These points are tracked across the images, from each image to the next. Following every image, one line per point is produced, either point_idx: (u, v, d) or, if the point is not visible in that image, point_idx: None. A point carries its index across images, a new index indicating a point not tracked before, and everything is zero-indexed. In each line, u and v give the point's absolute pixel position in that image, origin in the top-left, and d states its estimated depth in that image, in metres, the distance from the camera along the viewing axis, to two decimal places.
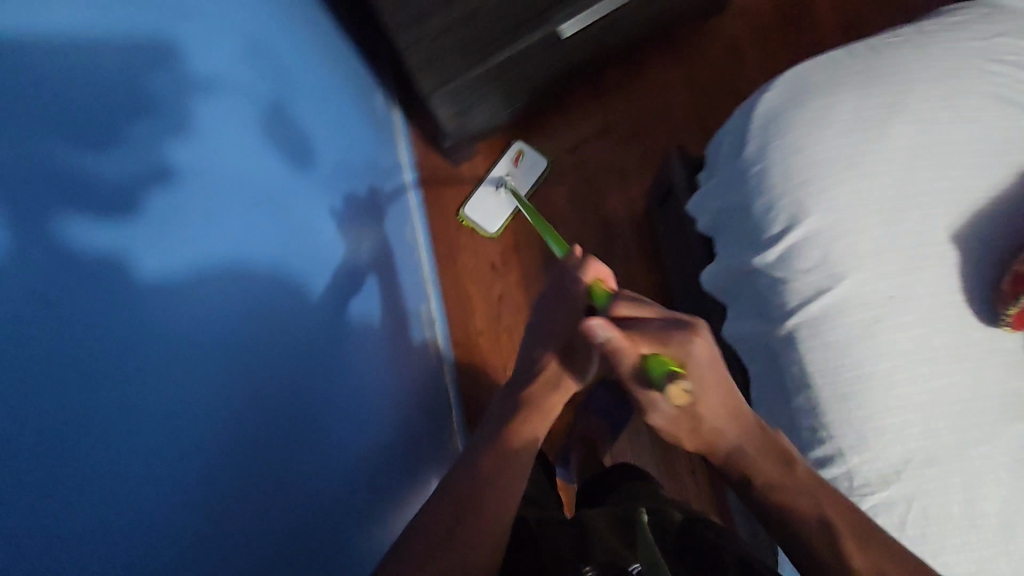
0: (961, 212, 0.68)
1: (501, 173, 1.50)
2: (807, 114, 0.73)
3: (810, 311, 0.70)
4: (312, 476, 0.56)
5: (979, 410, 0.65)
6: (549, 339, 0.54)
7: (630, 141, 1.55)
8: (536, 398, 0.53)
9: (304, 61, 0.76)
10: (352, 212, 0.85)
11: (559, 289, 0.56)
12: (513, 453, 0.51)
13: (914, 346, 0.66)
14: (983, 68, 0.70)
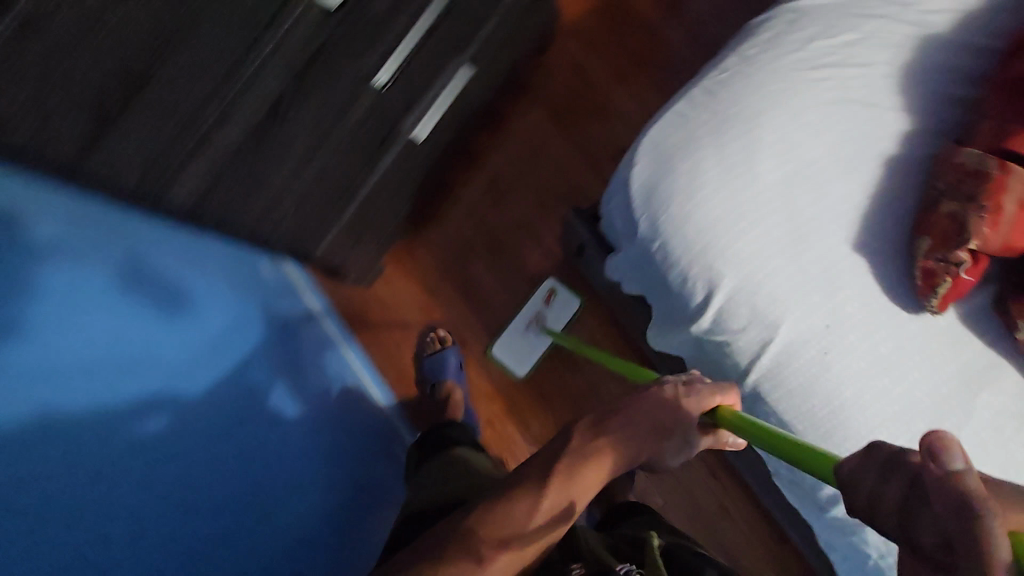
0: (853, 221, 0.69)
1: (534, 314, 1.50)
2: (678, 179, 0.73)
3: (764, 365, 0.70)
4: (245, 504, 0.97)
5: (943, 393, 0.68)
6: (623, 422, 0.66)
7: (523, 195, 1.56)
8: (605, 452, 0.64)
9: (159, 239, 1.02)
10: (221, 347, 1.12)
11: (663, 398, 0.68)
12: (571, 486, 0.61)
13: (865, 363, 0.68)
14: (813, 79, 0.72)
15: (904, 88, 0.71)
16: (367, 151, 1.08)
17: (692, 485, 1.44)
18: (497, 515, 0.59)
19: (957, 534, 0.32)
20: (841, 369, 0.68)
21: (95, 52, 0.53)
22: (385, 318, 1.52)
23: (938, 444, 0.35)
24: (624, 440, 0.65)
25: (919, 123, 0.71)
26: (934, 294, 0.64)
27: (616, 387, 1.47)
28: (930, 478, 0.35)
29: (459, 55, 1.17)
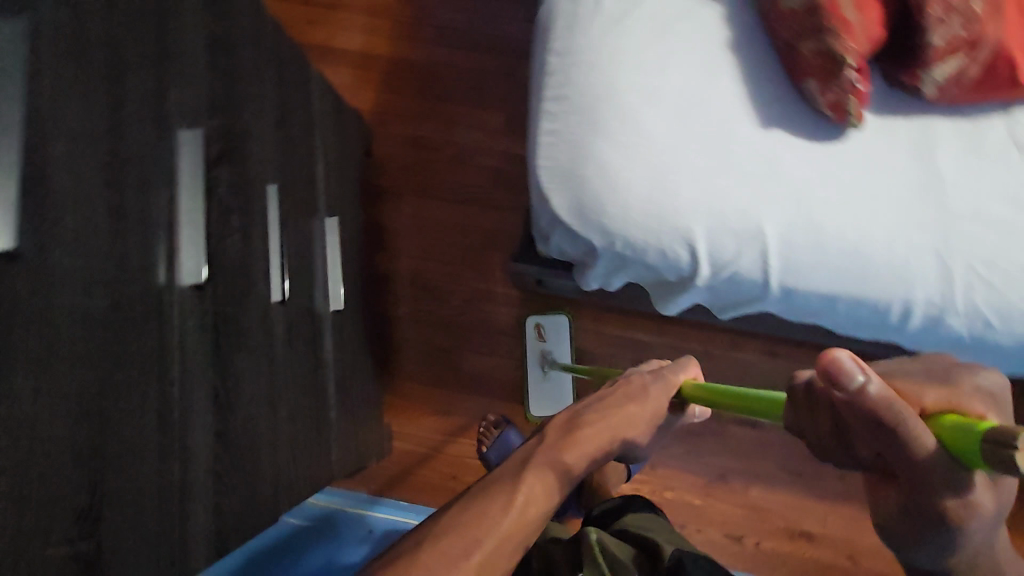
0: (746, 107, 0.71)
1: (537, 356, 1.48)
2: (593, 181, 0.72)
3: (776, 266, 0.70)
4: None
5: (923, 175, 0.69)
6: (580, 419, 0.75)
7: (451, 272, 1.55)
8: (585, 439, 0.72)
9: None
10: None
11: (630, 393, 0.81)
12: (551, 463, 0.67)
13: (845, 202, 0.69)
14: (626, 27, 0.74)
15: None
16: (310, 356, 1.04)
17: (775, 380, 1.44)
18: (480, 511, 0.59)
19: (894, 442, 0.39)
20: (837, 221, 0.69)
21: (38, 520, 0.47)
22: (419, 458, 1.48)
23: (833, 371, 0.39)
24: (603, 422, 0.76)
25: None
26: (848, 114, 0.67)
27: (651, 357, 1.47)
28: (850, 403, 0.39)
29: (316, 216, 1.14)
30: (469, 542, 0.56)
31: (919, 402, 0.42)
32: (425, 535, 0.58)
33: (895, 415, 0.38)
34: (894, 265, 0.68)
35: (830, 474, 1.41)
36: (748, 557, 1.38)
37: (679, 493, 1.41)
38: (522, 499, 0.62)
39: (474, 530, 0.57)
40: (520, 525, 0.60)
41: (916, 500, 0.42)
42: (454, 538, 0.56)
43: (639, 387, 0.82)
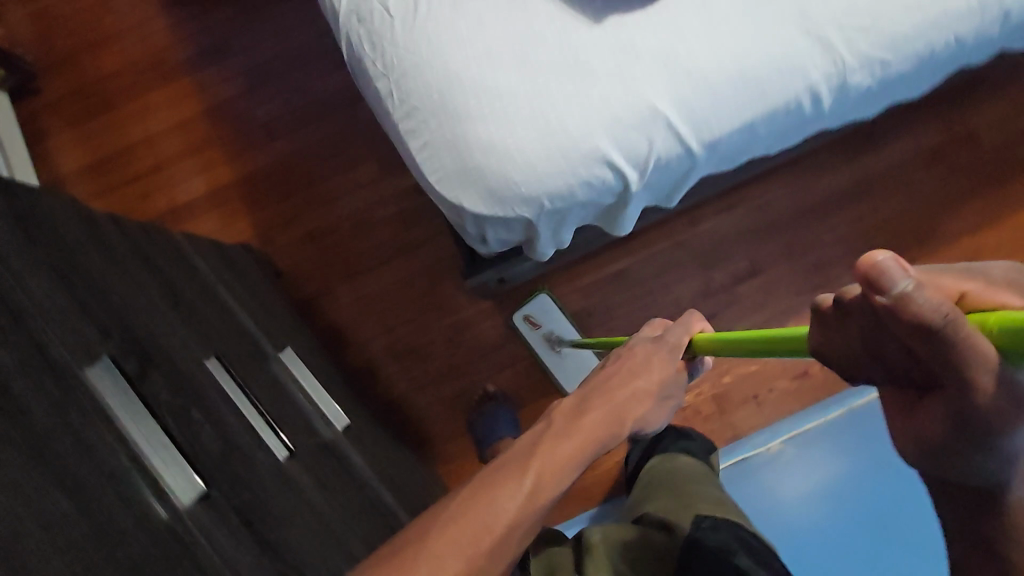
0: (572, 13, 0.70)
1: (545, 342, 1.46)
2: (487, 163, 0.70)
3: (686, 130, 0.70)
4: None
5: None
6: (593, 403, 0.69)
7: (420, 325, 1.51)
8: (592, 424, 0.66)
9: None
10: None
11: (638, 366, 0.76)
12: (557, 446, 0.62)
13: (707, 39, 0.68)
14: (424, 14, 0.71)
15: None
16: (351, 484, 0.99)
17: (745, 226, 1.47)
18: (488, 499, 0.55)
19: (948, 350, 0.30)
20: (711, 58, 0.68)
21: None
22: None
23: (871, 275, 0.30)
24: (607, 401, 0.70)
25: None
26: None
27: (635, 278, 1.48)
28: (891, 316, 0.31)
29: (270, 358, 1.09)
30: (474, 534, 0.52)
31: (955, 287, 0.33)
32: (441, 511, 0.54)
33: (946, 317, 0.29)
34: (781, 63, 0.69)
35: (838, 270, 1.46)
36: (824, 381, 1.42)
37: (735, 371, 1.42)
38: (528, 482, 0.57)
39: (484, 520, 0.53)
40: (526, 512, 0.55)
41: (968, 420, 0.32)
42: (464, 525, 0.52)
43: (645, 362, 0.77)
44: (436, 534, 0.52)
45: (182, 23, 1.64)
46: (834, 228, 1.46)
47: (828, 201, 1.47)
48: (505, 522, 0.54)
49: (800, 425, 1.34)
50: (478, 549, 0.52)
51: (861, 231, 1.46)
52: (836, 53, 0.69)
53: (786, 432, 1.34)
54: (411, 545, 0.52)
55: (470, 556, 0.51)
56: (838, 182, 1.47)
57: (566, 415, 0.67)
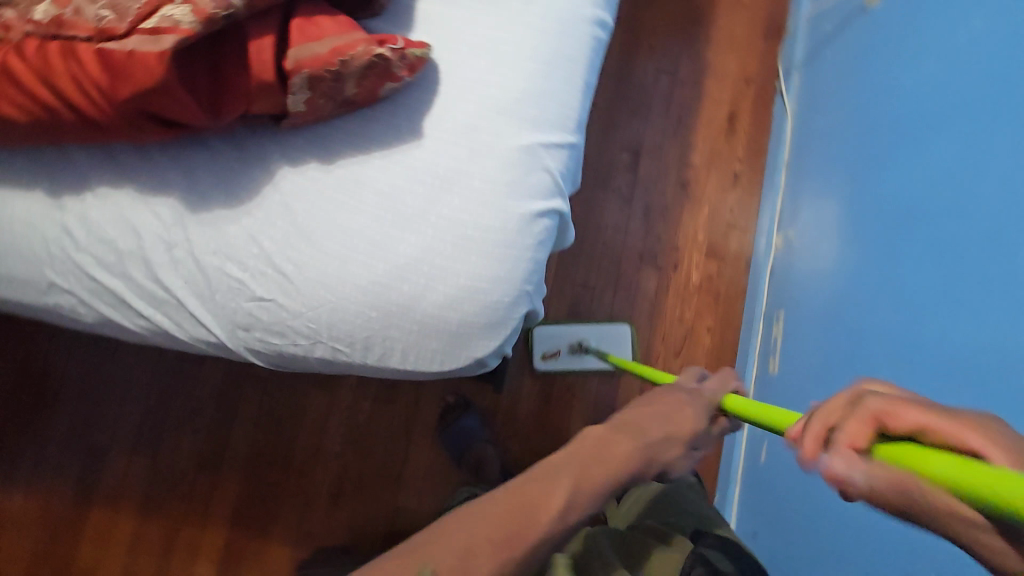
0: (397, 148, 0.67)
1: (577, 358, 1.46)
2: (465, 312, 0.67)
3: (558, 135, 0.71)
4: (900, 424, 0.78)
5: None
6: (636, 427, 0.60)
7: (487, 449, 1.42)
8: (620, 455, 0.57)
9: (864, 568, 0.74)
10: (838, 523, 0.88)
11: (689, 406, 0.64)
12: (592, 466, 0.55)
13: (502, 65, 0.69)
14: (294, 271, 0.65)
15: (237, 188, 0.66)
16: None
17: (595, 132, 1.54)
18: (514, 508, 0.50)
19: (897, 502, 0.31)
20: (520, 74, 0.69)
21: None
22: None
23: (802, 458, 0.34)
24: (635, 435, 0.59)
25: (261, 154, 0.66)
26: (422, 53, 0.63)
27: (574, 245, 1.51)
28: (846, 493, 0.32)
29: None
30: (508, 538, 0.49)
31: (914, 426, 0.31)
32: (462, 515, 0.50)
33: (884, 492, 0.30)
34: (562, 27, 0.71)
35: (679, 91, 1.57)
36: (751, 167, 1.57)
37: (700, 224, 1.54)
38: (562, 496, 0.52)
39: (522, 517, 0.50)
40: (557, 524, 0.51)
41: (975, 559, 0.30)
42: (500, 521, 0.49)
43: (676, 405, 0.64)
44: (461, 535, 0.48)
45: (10, 486, 1.33)
46: (647, 69, 1.57)
47: (621, 59, 1.57)
48: (530, 521, 0.50)
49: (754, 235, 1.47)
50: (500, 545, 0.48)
51: (663, 54, 1.57)
52: None
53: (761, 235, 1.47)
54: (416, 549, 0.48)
55: (496, 559, 0.47)
56: (614, 40, 1.57)
57: (598, 437, 0.58)
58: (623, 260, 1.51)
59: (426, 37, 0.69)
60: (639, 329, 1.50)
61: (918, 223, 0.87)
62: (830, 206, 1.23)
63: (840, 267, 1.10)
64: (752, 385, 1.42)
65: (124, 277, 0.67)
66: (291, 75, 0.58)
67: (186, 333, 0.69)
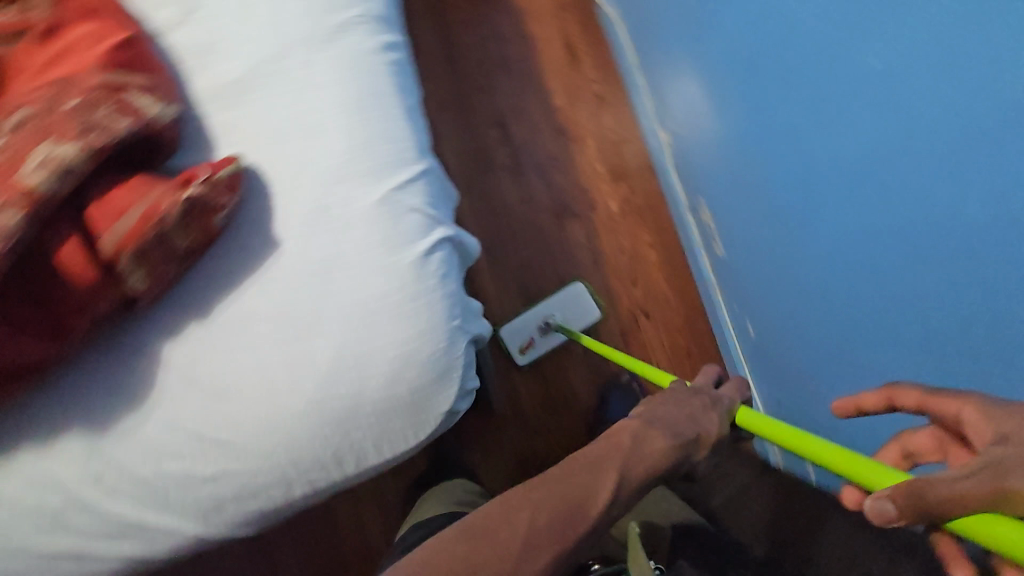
0: (263, 267, 0.64)
1: (549, 339, 1.37)
2: (411, 377, 0.66)
3: (405, 170, 0.69)
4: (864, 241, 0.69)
5: (252, 76, 0.67)
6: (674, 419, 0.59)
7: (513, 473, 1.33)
8: (655, 453, 0.56)
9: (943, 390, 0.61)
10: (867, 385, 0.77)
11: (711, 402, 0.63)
12: (637, 454, 0.55)
13: (318, 136, 0.66)
14: (229, 433, 0.62)
15: (131, 386, 0.62)
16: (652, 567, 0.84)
17: (457, 125, 1.50)
18: (564, 498, 0.53)
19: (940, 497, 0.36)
20: (340, 135, 0.67)
21: None
22: None
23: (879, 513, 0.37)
24: (669, 430, 0.57)
25: (137, 342, 0.62)
26: (231, 170, 0.60)
27: (491, 236, 1.44)
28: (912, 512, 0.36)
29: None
30: (563, 529, 0.52)
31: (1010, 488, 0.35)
32: (509, 508, 0.53)
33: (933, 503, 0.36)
34: (354, 70, 0.69)
35: (509, 48, 1.54)
36: (607, 82, 1.53)
37: (593, 155, 1.49)
38: (613, 482, 0.54)
39: (572, 509, 0.53)
40: (608, 509, 0.53)
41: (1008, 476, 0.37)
42: (550, 510, 0.52)
43: (702, 410, 0.61)
44: (510, 535, 0.52)
45: None
46: (472, 44, 1.54)
47: (444, 48, 1.54)
48: (576, 507, 0.53)
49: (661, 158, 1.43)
50: (551, 535, 0.52)
51: (479, 23, 1.55)
52: (354, 18, 0.70)
53: (660, 148, 1.42)
54: (471, 540, 0.52)
55: (558, 542, 0.52)
56: (429, 36, 1.54)
57: (634, 436, 0.57)
58: (541, 224, 1.45)
59: (234, 147, 0.66)
60: (589, 278, 1.44)
61: (754, 67, 0.88)
62: (686, 76, 1.19)
63: (716, 137, 1.10)
64: (711, 271, 1.35)
65: (68, 532, 0.62)
66: (116, 263, 0.54)
67: (162, 548, 0.65)
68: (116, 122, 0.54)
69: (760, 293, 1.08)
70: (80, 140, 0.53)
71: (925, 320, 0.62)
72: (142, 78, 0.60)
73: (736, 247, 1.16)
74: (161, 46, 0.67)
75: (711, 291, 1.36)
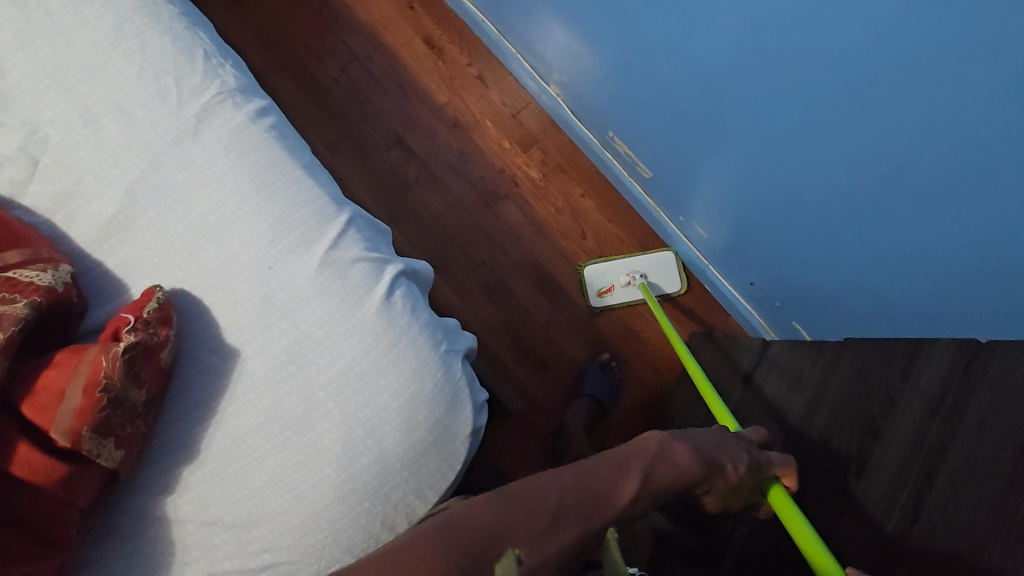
0: (232, 381, 0.60)
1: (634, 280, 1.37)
2: (427, 417, 0.63)
3: (329, 227, 0.66)
4: (772, 106, 0.72)
5: (131, 197, 0.62)
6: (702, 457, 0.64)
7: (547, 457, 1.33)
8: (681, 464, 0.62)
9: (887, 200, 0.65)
10: (823, 236, 0.80)
11: (720, 447, 0.67)
12: (659, 466, 0.61)
13: (228, 230, 0.62)
14: (273, 552, 0.58)
15: (147, 559, 0.57)
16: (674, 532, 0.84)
17: (354, 159, 1.45)
18: (592, 476, 0.56)
19: None
20: (249, 220, 0.63)
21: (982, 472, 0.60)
22: (691, 313, 1.39)
23: None
24: (693, 443, 0.66)
25: (134, 513, 0.57)
26: (159, 301, 0.56)
27: (433, 249, 1.42)
28: None
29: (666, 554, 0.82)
30: (593, 502, 0.54)
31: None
32: (530, 493, 0.54)
33: None
34: (237, 150, 0.65)
35: (374, 66, 1.49)
36: (480, 60, 1.50)
37: (495, 135, 1.47)
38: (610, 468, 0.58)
39: (596, 493, 0.55)
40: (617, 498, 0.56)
41: None
42: (578, 492, 0.54)
43: (721, 439, 0.68)
44: (541, 501, 0.53)
45: None
46: (335, 75, 1.49)
47: (310, 91, 1.48)
48: (599, 483, 0.56)
49: (560, 109, 1.41)
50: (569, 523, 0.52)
51: (334, 51, 1.50)
52: (213, 99, 0.66)
53: (554, 101, 1.42)
54: (490, 535, 0.50)
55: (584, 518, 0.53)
56: (290, 84, 1.48)
57: (661, 444, 0.63)
58: (476, 218, 1.43)
59: (148, 278, 0.61)
60: (540, 251, 1.42)
61: None
62: (550, 25, 1.19)
63: (601, 71, 1.10)
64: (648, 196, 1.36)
65: None
66: (79, 446, 0.49)
67: None
68: (13, 307, 0.50)
69: (703, 195, 1.07)
70: None
71: (883, 132, 0.60)
72: (18, 251, 0.54)
73: (663, 162, 1.15)
74: (24, 209, 0.61)
75: (654, 214, 1.36)
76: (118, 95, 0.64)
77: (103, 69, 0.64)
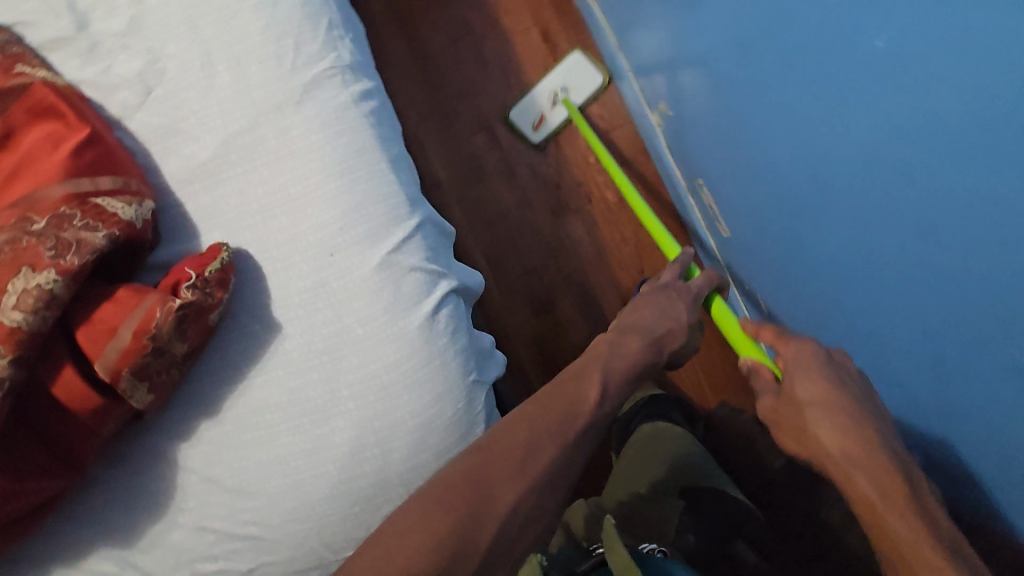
0: (266, 354, 0.61)
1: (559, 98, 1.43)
2: (438, 442, 0.63)
3: (395, 230, 0.65)
4: None
5: (224, 151, 0.63)
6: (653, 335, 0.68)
7: None
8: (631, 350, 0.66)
9: None
10: None
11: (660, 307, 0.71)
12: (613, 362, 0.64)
13: (303, 206, 0.63)
14: (261, 526, 0.60)
15: (150, 494, 0.60)
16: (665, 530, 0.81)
17: (440, 134, 1.45)
18: (552, 394, 0.59)
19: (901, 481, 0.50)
20: (325, 201, 0.63)
21: None
22: None
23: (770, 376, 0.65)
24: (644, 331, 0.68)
25: (150, 448, 0.60)
26: (222, 262, 0.57)
27: (489, 243, 1.41)
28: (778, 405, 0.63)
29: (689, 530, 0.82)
30: (561, 421, 0.57)
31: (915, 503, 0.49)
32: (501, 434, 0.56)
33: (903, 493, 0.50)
34: (333, 128, 0.65)
35: (485, 47, 1.47)
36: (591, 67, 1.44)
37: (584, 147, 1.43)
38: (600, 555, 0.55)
39: (562, 414, 0.58)
40: None
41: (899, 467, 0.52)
42: (545, 419, 0.57)
43: (658, 303, 0.72)
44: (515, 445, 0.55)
45: None
46: (446, 46, 1.48)
47: (418, 57, 1.48)
48: (561, 407, 0.58)
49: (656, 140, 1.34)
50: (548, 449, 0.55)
51: (451, 23, 1.48)
52: (324, 73, 0.66)
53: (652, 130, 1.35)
54: (464, 478, 0.53)
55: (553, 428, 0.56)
56: (400, 44, 1.48)
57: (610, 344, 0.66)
58: (539, 224, 1.41)
59: (218, 232, 0.63)
60: (593, 275, 1.39)
61: None
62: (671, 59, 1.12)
63: None
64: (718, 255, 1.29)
65: None
66: (116, 384, 0.51)
67: None
68: (93, 237, 0.52)
69: None
70: (53, 265, 0.50)
71: None
72: (111, 179, 0.57)
73: None
74: (127, 133, 0.64)
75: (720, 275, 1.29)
76: (238, 46, 0.64)
77: (231, 17, 0.65)
